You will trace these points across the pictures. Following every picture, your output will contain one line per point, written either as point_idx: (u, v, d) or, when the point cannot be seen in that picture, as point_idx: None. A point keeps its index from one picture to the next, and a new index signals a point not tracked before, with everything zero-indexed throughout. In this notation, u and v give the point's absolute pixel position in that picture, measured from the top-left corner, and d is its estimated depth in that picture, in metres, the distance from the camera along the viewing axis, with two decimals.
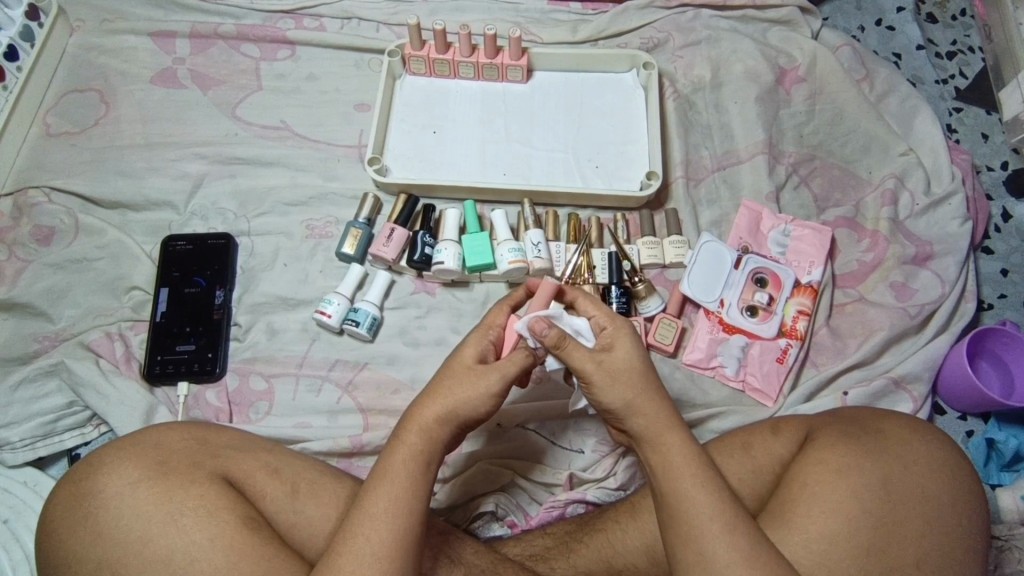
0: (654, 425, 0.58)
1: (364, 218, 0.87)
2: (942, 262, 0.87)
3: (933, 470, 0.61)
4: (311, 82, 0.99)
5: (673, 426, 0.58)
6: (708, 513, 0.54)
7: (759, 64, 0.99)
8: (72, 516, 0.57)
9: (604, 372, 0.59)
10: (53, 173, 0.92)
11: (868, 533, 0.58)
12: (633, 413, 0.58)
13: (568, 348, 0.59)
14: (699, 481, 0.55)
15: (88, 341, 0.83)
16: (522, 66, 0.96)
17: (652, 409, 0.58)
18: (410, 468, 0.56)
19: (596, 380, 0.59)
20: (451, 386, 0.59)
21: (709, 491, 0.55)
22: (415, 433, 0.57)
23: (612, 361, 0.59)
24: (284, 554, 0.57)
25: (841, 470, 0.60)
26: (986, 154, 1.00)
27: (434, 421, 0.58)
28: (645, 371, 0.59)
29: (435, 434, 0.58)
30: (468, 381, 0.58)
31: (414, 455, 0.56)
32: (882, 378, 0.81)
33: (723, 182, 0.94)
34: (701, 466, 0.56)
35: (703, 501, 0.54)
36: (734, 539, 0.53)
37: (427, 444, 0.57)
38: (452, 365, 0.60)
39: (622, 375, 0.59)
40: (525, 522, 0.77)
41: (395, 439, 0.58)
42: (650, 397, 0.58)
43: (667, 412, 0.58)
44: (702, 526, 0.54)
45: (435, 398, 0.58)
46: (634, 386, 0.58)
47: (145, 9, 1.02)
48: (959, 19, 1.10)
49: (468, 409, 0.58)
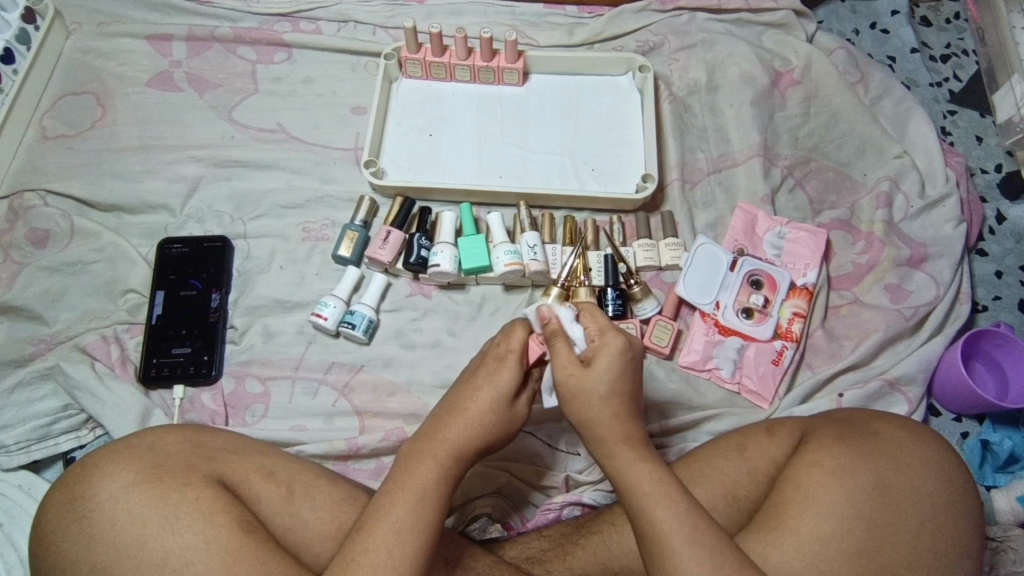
0: (611, 446, 0.59)
1: (361, 221, 0.87)
2: (936, 264, 0.88)
3: (919, 477, 0.61)
4: (306, 85, 0.99)
5: (630, 445, 0.59)
6: (669, 527, 0.54)
7: (754, 68, 0.99)
8: (66, 520, 0.57)
9: (567, 389, 0.60)
10: (48, 176, 0.92)
11: (851, 541, 0.58)
12: (591, 435, 0.60)
13: (557, 346, 0.60)
14: (661, 496, 0.56)
15: (83, 344, 0.83)
16: (517, 70, 0.96)
17: (609, 431, 0.59)
18: (441, 491, 0.57)
19: (563, 392, 0.60)
20: (484, 414, 0.60)
21: (670, 505, 0.55)
22: (448, 455, 0.58)
23: (578, 380, 0.59)
24: (280, 557, 0.57)
25: (825, 479, 0.60)
26: (980, 157, 1.01)
27: (464, 445, 0.59)
28: (616, 390, 0.59)
29: (460, 459, 0.59)
30: (502, 411, 0.61)
31: (444, 476, 0.57)
32: (878, 380, 0.81)
33: (718, 184, 0.94)
34: (660, 483, 0.57)
35: (663, 516, 0.55)
36: (695, 552, 0.53)
37: (456, 467, 0.59)
38: (484, 389, 0.60)
39: (582, 397, 0.59)
40: (522, 525, 0.78)
41: (422, 456, 0.58)
42: (615, 417, 0.60)
43: (626, 432, 0.59)
44: (664, 541, 0.54)
45: (461, 423, 0.59)
46: (591, 409, 0.59)
47: (142, 13, 1.03)
48: (953, 23, 1.11)
49: (494, 436, 0.61)
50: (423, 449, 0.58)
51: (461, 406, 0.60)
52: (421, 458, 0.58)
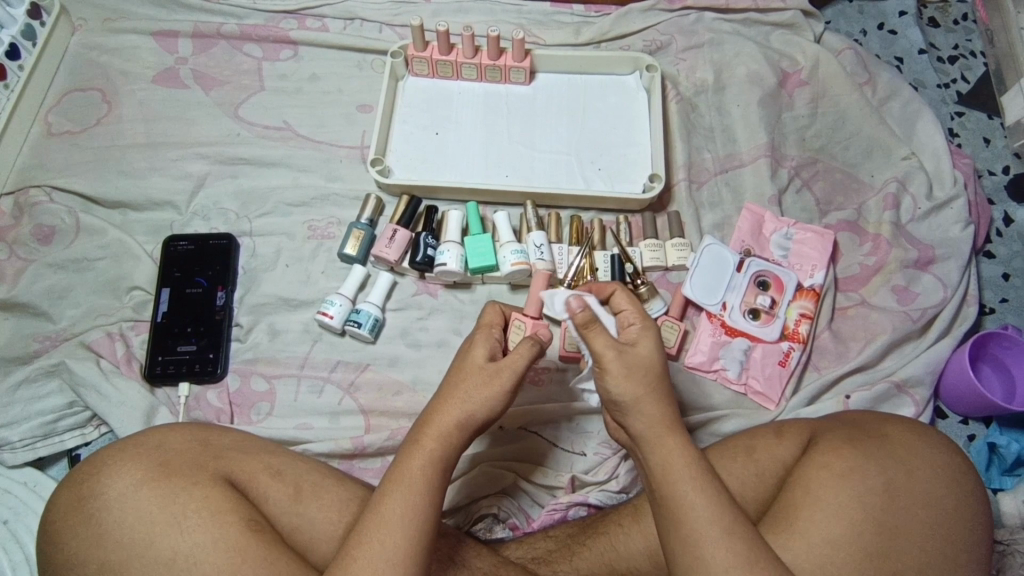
0: (654, 426, 0.58)
1: (367, 219, 0.87)
2: (944, 266, 0.87)
3: (939, 476, 0.61)
4: (313, 83, 0.99)
5: (673, 429, 0.58)
6: (704, 517, 0.54)
7: (762, 68, 0.99)
8: (75, 517, 0.57)
9: (621, 365, 0.59)
10: (54, 173, 0.92)
11: (871, 537, 0.58)
12: (635, 412, 0.59)
13: (594, 330, 0.60)
14: (700, 485, 0.55)
15: (88, 341, 0.83)
16: (524, 68, 0.96)
17: (655, 411, 0.59)
18: (428, 477, 0.56)
19: (612, 369, 0.59)
20: (464, 389, 0.60)
21: (708, 495, 0.55)
22: (436, 440, 0.58)
23: (631, 355, 0.60)
24: (288, 557, 0.56)
25: (848, 474, 0.60)
26: (987, 159, 1.01)
27: (451, 427, 0.58)
28: (655, 370, 0.60)
29: (449, 439, 0.58)
30: (483, 386, 0.60)
31: (433, 462, 0.57)
32: (884, 382, 0.81)
33: (725, 185, 0.94)
34: (699, 471, 0.56)
35: (700, 505, 0.54)
36: (730, 544, 0.53)
37: (443, 451, 0.58)
38: (465, 365, 0.61)
39: (638, 371, 0.59)
40: (527, 525, 0.77)
41: (413, 445, 0.58)
42: (654, 399, 0.59)
43: (669, 416, 0.59)
44: (697, 529, 0.54)
45: (452, 404, 0.59)
46: (639, 388, 0.59)
47: (147, 9, 1.02)
48: (961, 23, 1.10)
49: (480, 411, 0.59)
50: (414, 437, 0.58)
51: (445, 386, 0.61)
52: (413, 446, 0.58)
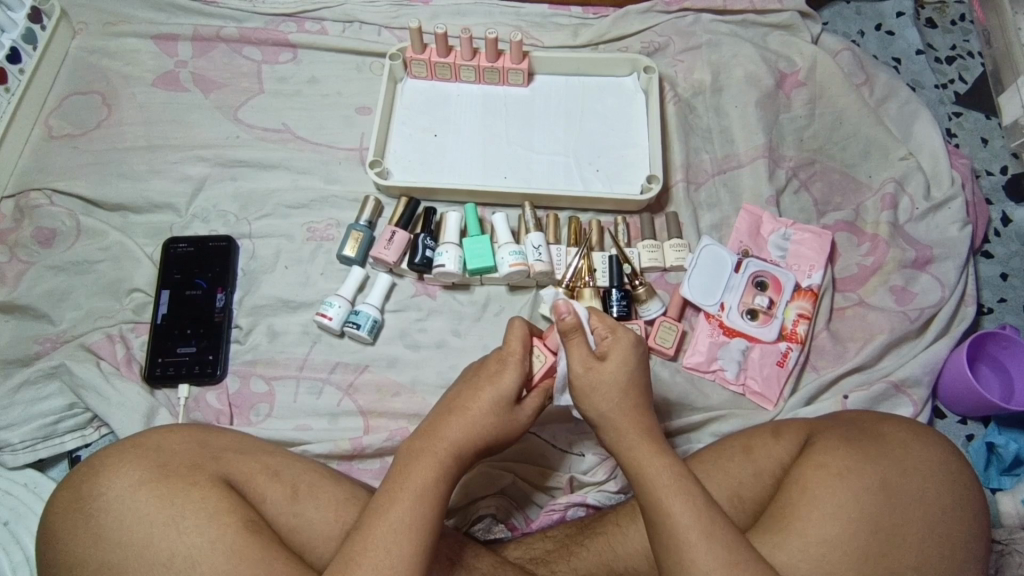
0: (630, 438, 0.60)
1: (365, 221, 0.88)
2: (941, 266, 0.87)
3: (925, 474, 0.61)
4: (312, 86, 0.99)
5: (648, 438, 0.60)
6: (684, 521, 0.54)
7: (759, 69, 0.99)
8: (74, 518, 0.57)
9: (587, 383, 0.61)
10: (54, 176, 0.92)
11: (859, 539, 0.58)
12: (609, 426, 0.61)
13: (574, 341, 0.61)
14: (681, 488, 0.56)
15: (89, 343, 0.83)
16: (522, 70, 0.96)
17: (628, 423, 0.60)
18: (438, 489, 0.57)
19: (580, 386, 0.61)
20: (483, 414, 0.60)
21: (689, 498, 0.55)
22: (447, 454, 0.58)
23: (599, 373, 0.61)
24: (285, 557, 0.57)
25: (832, 477, 0.60)
26: (986, 159, 1.01)
27: (463, 445, 0.59)
28: (628, 384, 0.61)
29: (461, 458, 0.59)
30: (502, 413, 0.61)
31: (444, 474, 0.58)
32: (882, 382, 0.81)
33: (723, 185, 0.94)
34: (677, 476, 0.57)
35: (680, 510, 0.55)
36: (712, 546, 0.53)
37: (454, 464, 0.59)
38: (485, 390, 0.61)
39: (603, 389, 0.61)
40: (526, 525, 0.78)
41: (422, 454, 0.58)
42: (628, 411, 0.61)
43: (644, 426, 0.60)
44: (680, 533, 0.54)
45: (464, 422, 0.60)
46: (612, 401, 0.61)
47: (148, 13, 1.03)
48: (959, 24, 1.10)
49: (493, 436, 0.61)
50: (423, 446, 0.59)
51: (461, 405, 0.61)
52: (420, 456, 0.58)
